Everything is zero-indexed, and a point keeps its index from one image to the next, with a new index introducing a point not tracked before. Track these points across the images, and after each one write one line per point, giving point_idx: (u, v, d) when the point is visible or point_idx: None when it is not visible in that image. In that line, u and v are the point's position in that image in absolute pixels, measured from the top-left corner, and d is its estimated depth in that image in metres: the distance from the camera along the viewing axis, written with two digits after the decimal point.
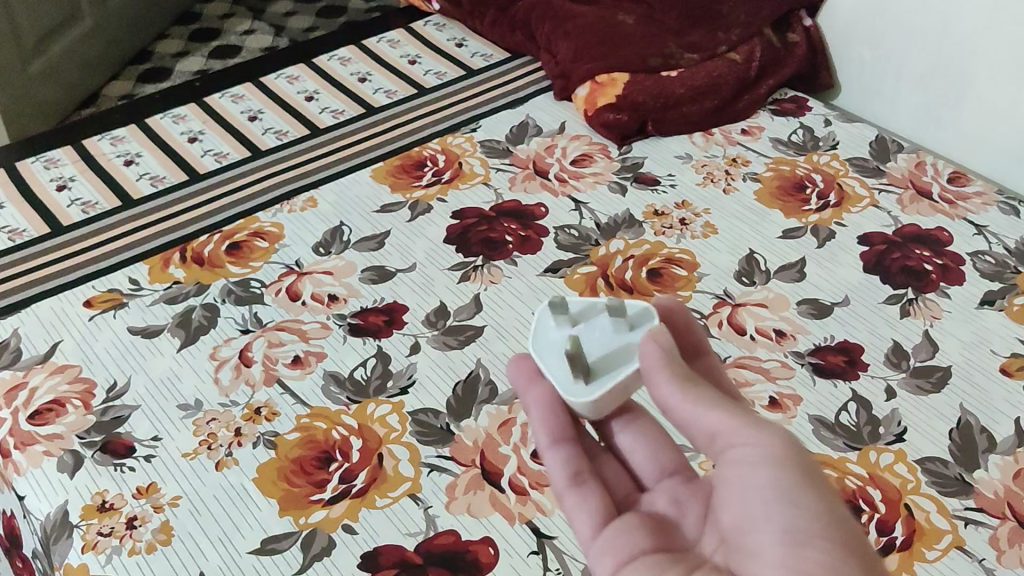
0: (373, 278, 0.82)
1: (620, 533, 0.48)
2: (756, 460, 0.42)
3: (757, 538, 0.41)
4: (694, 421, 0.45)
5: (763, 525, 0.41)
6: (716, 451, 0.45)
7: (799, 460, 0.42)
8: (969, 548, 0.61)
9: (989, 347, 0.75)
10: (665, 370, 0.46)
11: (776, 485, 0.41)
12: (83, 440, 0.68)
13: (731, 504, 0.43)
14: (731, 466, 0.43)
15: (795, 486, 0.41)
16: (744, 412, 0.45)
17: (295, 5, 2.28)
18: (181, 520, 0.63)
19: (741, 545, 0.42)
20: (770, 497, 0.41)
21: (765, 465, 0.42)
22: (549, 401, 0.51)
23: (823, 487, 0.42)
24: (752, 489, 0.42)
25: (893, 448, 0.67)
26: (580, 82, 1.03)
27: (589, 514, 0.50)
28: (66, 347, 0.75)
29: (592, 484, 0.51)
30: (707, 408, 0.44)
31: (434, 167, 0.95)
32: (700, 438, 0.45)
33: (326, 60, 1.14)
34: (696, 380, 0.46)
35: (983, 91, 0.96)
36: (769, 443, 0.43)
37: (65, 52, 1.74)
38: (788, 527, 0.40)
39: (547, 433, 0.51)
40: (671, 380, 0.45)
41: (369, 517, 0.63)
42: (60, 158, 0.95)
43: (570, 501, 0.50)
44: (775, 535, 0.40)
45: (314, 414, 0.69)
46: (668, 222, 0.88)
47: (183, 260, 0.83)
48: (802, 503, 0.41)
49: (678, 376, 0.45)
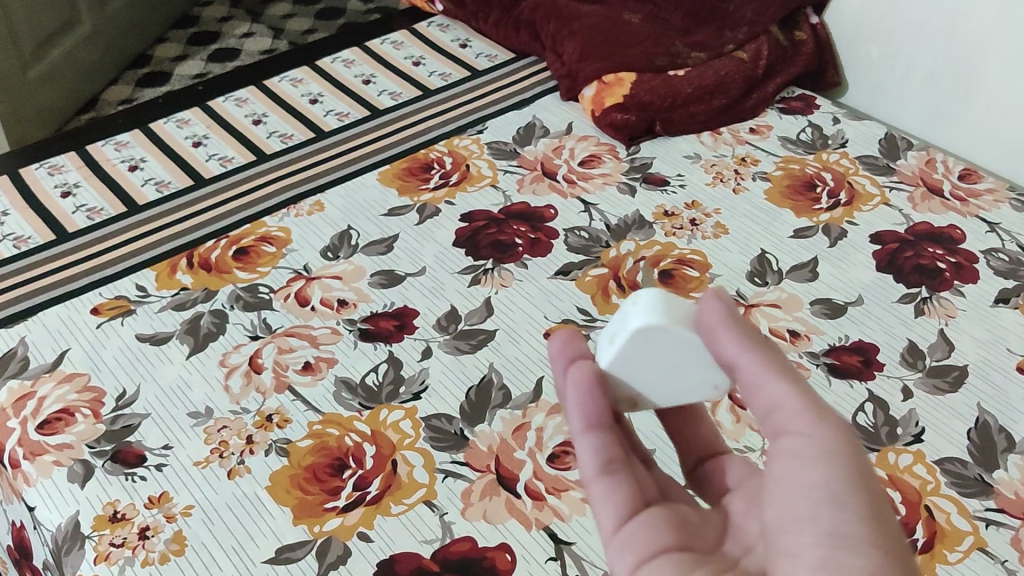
0: (384, 283, 0.81)
1: (645, 529, 0.46)
2: (808, 453, 0.42)
3: (797, 538, 0.41)
4: (759, 387, 0.44)
5: (806, 524, 0.41)
6: (772, 425, 0.44)
7: (852, 457, 0.42)
8: (992, 550, 0.60)
9: (1005, 345, 0.75)
10: (730, 328, 0.45)
11: (824, 484, 0.41)
12: (93, 449, 0.67)
13: (776, 495, 0.43)
14: (783, 447, 0.43)
15: (845, 491, 0.41)
16: (808, 389, 0.44)
17: (294, 6, 2.27)
18: (194, 530, 0.62)
19: (777, 541, 0.42)
20: (818, 498, 0.41)
21: (816, 460, 0.42)
22: (587, 383, 0.48)
23: (873, 490, 0.41)
24: (799, 484, 0.42)
25: (912, 449, 0.67)
26: (586, 82, 1.02)
27: (615, 505, 0.47)
28: (74, 355, 0.74)
29: (623, 475, 0.48)
30: (774, 378, 0.44)
31: (441, 169, 0.95)
32: (758, 407, 0.45)
33: (330, 63, 1.13)
34: (766, 347, 0.45)
35: (992, 88, 0.95)
36: (826, 436, 0.42)
37: (63, 57, 1.73)
38: (832, 530, 0.40)
39: (581, 417, 0.48)
40: (735, 338, 0.45)
41: (384, 525, 0.62)
42: (64, 164, 0.94)
43: (597, 490, 0.47)
44: (818, 537, 0.40)
45: (327, 421, 0.69)
46: (679, 223, 0.87)
47: (191, 266, 0.83)
48: (849, 506, 0.40)
49: (745, 339, 0.45)
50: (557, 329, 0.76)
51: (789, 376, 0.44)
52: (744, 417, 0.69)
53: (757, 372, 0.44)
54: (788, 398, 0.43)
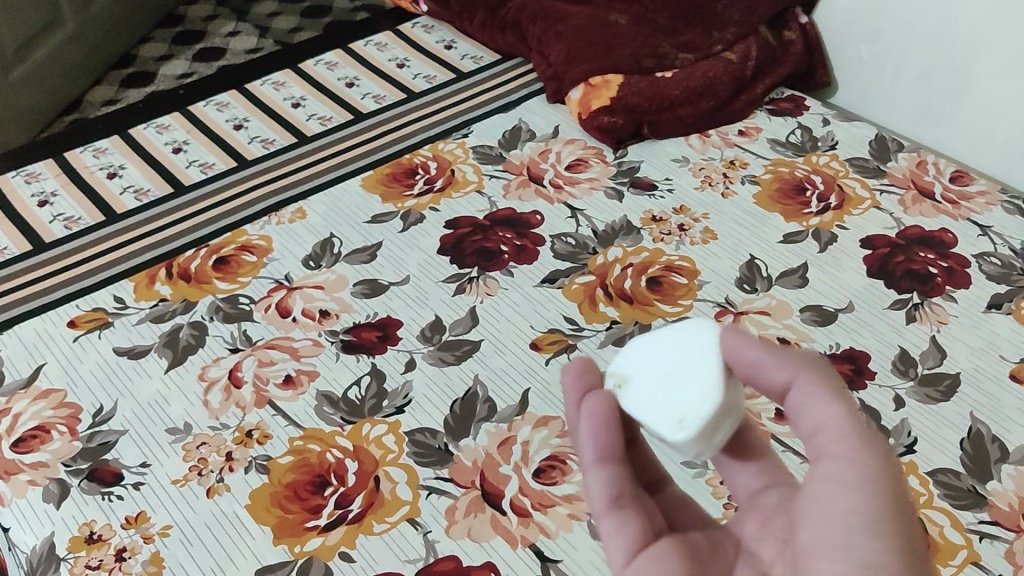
0: (366, 292, 0.80)
1: (657, 564, 0.46)
2: (848, 479, 0.41)
3: (828, 564, 0.40)
4: (808, 409, 0.44)
5: (840, 552, 0.40)
6: (815, 448, 0.44)
7: (893, 486, 0.41)
8: (985, 564, 0.59)
9: (998, 352, 0.74)
10: (777, 353, 0.45)
11: (861, 513, 0.40)
12: (69, 468, 0.66)
13: (811, 519, 0.43)
14: (823, 474, 0.43)
15: (882, 519, 0.40)
16: (860, 414, 0.44)
17: (280, 5, 2.25)
18: (172, 551, 0.60)
19: (809, 565, 0.42)
20: (852, 526, 0.40)
21: (855, 487, 0.41)
22: (601, 416, 0.47)
23: (909, 521, 0.41)
24: (838, 511, 0.41)
25: (904, 460, 0.66)
26: (573, 84, 1.00)
27: (624, 541, 0.46)
28: (50, 369, 0.73)
29: (632, 510, 0.47)
30: (826, 402, 0.43)
31: (425, 174, 0.93)
32: (804, 429, 0.44)
33: (313, 65, 1.11)
34: (821, 371, 0.45)
35: (984, 88, 0.94)
36: (869, 464, 0.42)
37: (47, 57, 1.70)
38: (866, 560, 0.39)
39: (593, 450, 0.47)
40: (780, 363, 0.45)
41: (367, 544, 0.61)
42: (41, 172, 0.93)
43: (607, 524, 0.47)
44: (849, 564, 0.40)
45: (307, 436, 0.67)
46: (666, 229, 0.86)
47: (170, 276, 0.81)
48: (884, 537, 0.40)
49: (795, 361, 0.45)
50: (543, 339, 0.75)
51: (840, 401, 0.43)
52: None
53: (811, 394, 0.44)
54: (838, 422, 0.43)
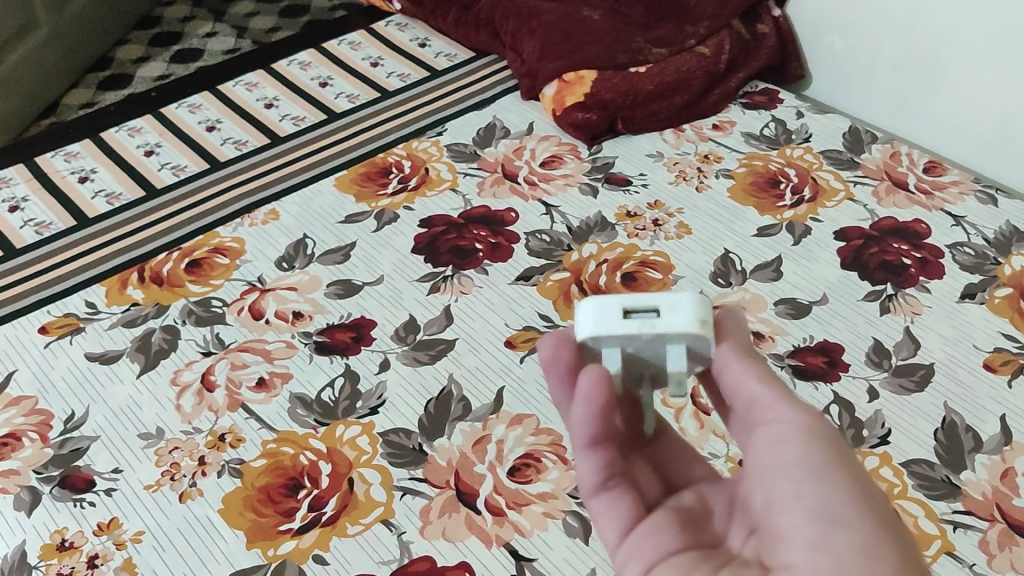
0: (340, 293, 0.79)
1: (651, 537, 0.46)
2: (786, 437, 0.42)
3: (785, 520, 0.41)
4: (741, 383, 0.45)
5: (793, 504, 0.41)
6: (753, 419, 0.45)
7: (829, 437, 0.42)
8: (959, 553, 0.59)
9: (972, 342, 0.74)
10: (730, 337, 0.46)
11: (803, 463, 0.41)
12: (40, 475, 0.65)
13: (758, 483, 0.43)
14: (763, 437, 0.44)
15: (824, 467, 0.41)
16: (788, 386, 0.45)
17: (257, 4, 2.24)
18: (145, 557, 0.60)
19: (769, 529, 0.42)
20: (796, 477, 0.41)
21: (794, 442, 0.42)
22: (597, 401, 0.44)
23: (852, 465, 0.42)
24: (782, 467, 0.42)
25: (878, 451, 0.66)
26: (547, 81, 1.01)
27: (616, 521, 0.47)
28: (21, 376, 0.72)
29: (622, 488, 0.47)
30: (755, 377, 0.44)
31: (399, 174, 0.93)
32: (742, 403, 0.45)
33: (286, 65, 1.11)
34: (755, 355, 0.46)
35: (956, 79, 0.94)
36: (800, 421, 0.43)
37: (21, 61, 1.68)
38: (818, 507, 0.40)
39: (583, 436, 0.46)
40: (730, 345, 0.46)
41: (340, 546, 0.60)
42: (12, 177, 0.92)
43: (597, 506, 0.47)
44: (805, 516, 0.40)
45: (280, 439, 0.67)
46: (641, 224, 0.86)
47: (142, 281, 0.81)
48: (831, 480, 0.40)
49: (742, 348, 0.46)
50: (518, 337, 0.75)
51: (767, 375, 0.45)
52: (707, 422, 0.68)
53: (741, 371, 0.45)
54: (768, 393, 0.44)
